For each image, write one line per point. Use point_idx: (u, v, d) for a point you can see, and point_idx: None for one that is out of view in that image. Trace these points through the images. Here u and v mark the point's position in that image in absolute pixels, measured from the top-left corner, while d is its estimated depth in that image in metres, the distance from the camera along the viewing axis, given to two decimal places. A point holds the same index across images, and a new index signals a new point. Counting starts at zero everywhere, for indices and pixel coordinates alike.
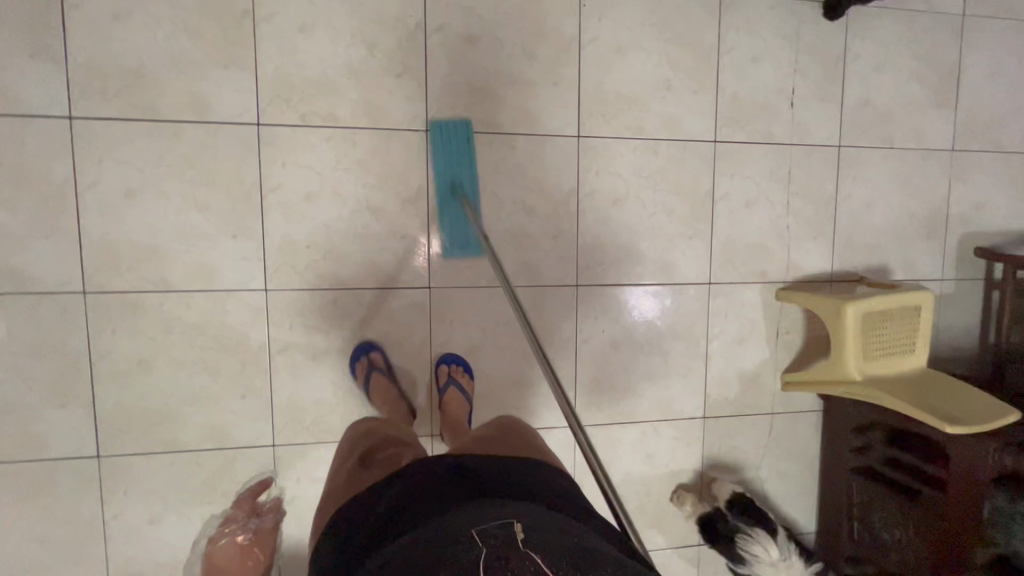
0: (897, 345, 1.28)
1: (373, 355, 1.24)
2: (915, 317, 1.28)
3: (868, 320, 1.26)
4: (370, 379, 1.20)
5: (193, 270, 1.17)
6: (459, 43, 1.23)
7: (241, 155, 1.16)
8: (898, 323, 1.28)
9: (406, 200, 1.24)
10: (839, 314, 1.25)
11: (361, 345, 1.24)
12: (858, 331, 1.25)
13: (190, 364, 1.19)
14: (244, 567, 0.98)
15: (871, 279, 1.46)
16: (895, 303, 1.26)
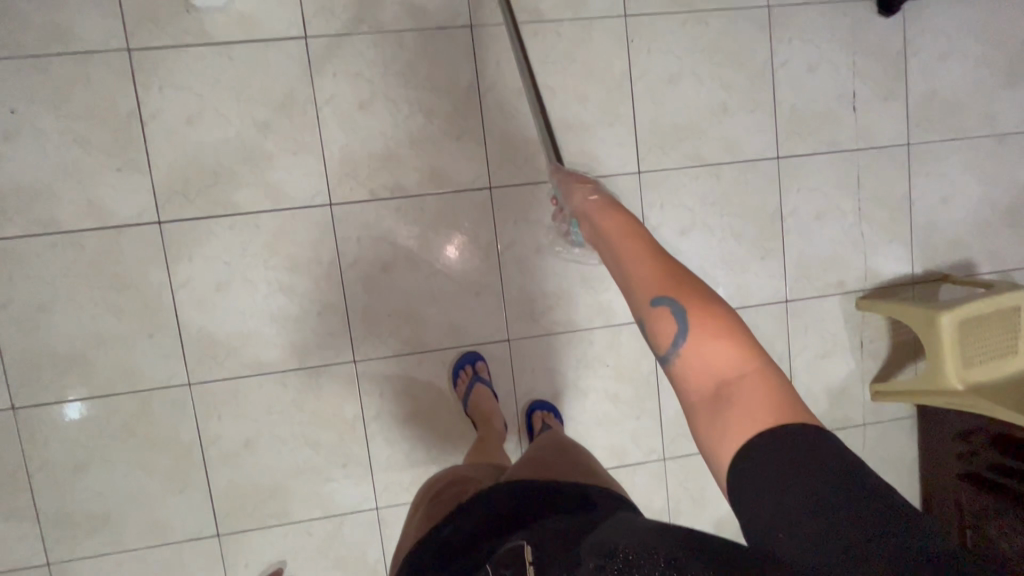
0: (1000, 349, 1.22)
1: (479, 365, 1.27)
2: (1016, 318, 1.22)
3: (966, 329, 1.21)
4: (473, 388, 1.23)
5: (285, 351, 1.22)
6: (511, 98, 1.24)
7: (317, 235, 1.21)
8: (999, 326, 1.22)
9: (476, 257, 1.26)
10: (934, 326, 1.21)
11: (468, 354, 1.27)
12: (956, 340, 1.20)
13: (292, 440, 1.24)
14: None
15: (957, 278, 1.40)
16: (993, 306, 1.20)
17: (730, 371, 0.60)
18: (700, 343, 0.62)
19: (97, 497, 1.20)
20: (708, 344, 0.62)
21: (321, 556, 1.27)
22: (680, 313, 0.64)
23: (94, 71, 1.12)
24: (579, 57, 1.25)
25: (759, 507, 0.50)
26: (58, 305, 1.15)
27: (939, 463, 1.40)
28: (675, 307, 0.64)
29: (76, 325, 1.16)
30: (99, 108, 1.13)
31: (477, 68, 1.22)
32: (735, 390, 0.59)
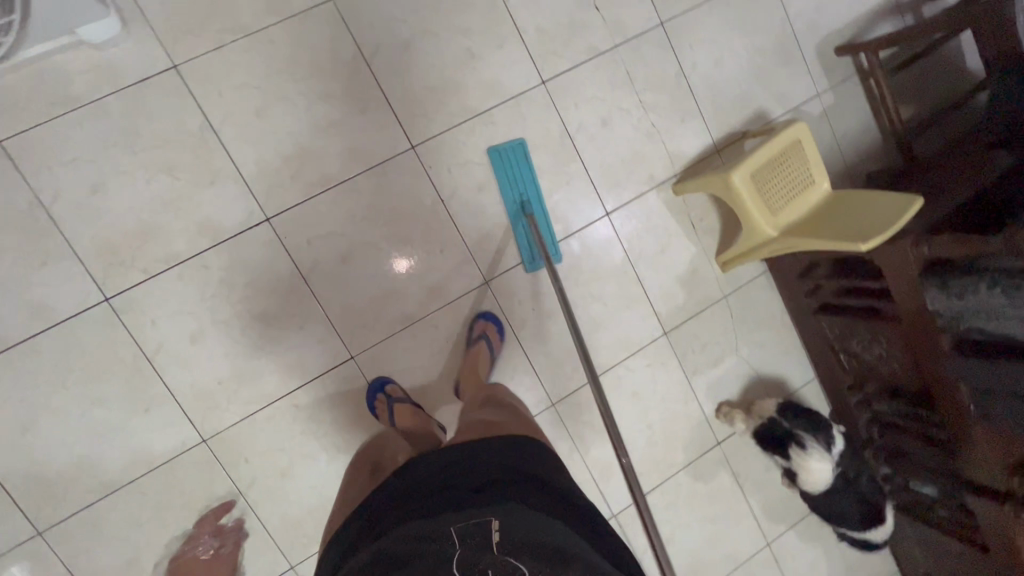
0: (796, 185, 1.28)
1: (389, 388, 1.24)
2: (799, 150, 1.28)
3: (760, 179, 1.25)
4: (391, 409, 1.18)
5: (128, 458, 1.16)
6: (250, 129, 1.17)
7: (109, 335, 1.13)
8: (789, 164, 1.27)
9: (285, 291, 1.21)
10: (730, 187, 1.24)
11: (376, 382, 1.25)
12: (754, 192, 1.25)
13: (175, 540, 1.19)
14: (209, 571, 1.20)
15: (760, 128, 1.43)
16: (776, 148, 1.25)
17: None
18: None
19: None
20: None
21: None
22: None
23: None
24: (302, 58, 1.19)
25: None
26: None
27: (799, 306, 1.48)
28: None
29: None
30: None
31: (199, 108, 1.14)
32: None
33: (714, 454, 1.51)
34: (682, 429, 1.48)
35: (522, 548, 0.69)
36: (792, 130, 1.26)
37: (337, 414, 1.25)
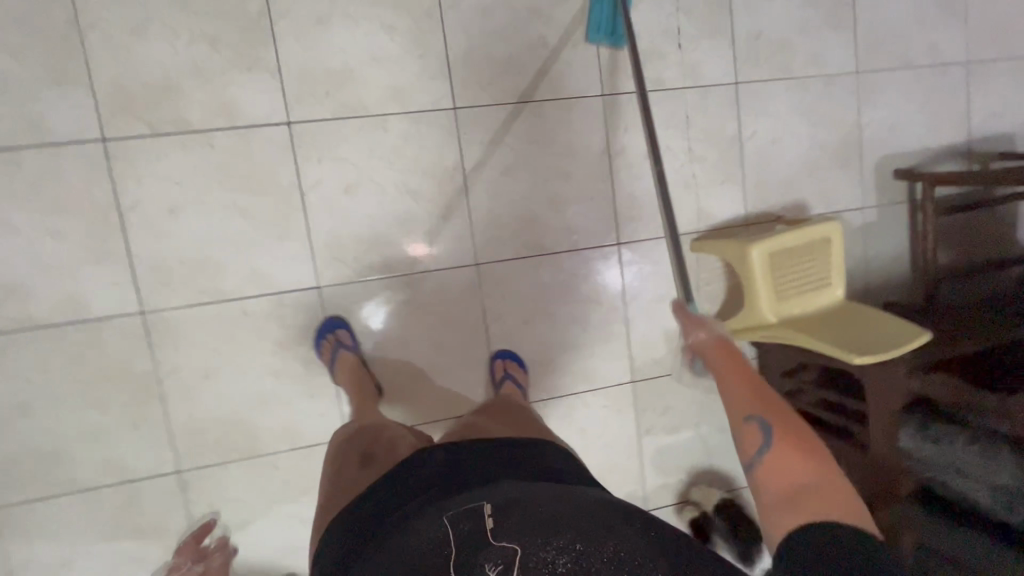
0: (837, 276, 1.25)
1: (508, 361, 1.30)
2: (824, 248, 1.25)
3: (813, 255, 1.24)
4: (503, 382, 1.25)
5: (245, 277, 1.18)
6: (468, 18, 1.21)
7: (276, 157, 1.17)
8: (804, 259, 1.24)
9: (442, 181, 1.24)
10: (745, 259, 1.22)
11: (499, 350, 1.32)
12: (821, 262, 1.25)
13: (255, 370, 1.21)
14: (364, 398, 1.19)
15: (920, 197, 1.47)
16: (791, 241, 1.23)
17: (818, 479, 0.62)
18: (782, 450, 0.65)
19: (45, 433, 1.14)
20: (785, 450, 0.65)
21: (290, 489, 1.25)
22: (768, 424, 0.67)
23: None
24: None
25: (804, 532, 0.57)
26: (210, 521, 1.18)
27: None
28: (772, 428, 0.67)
29: (231, 554, 1.15)
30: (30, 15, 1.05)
31: None
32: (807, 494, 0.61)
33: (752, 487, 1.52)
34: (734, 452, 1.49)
35: (523, 528, 0.66)
36: (822, 227, 1.23)
37: (441, 311, 1.28)
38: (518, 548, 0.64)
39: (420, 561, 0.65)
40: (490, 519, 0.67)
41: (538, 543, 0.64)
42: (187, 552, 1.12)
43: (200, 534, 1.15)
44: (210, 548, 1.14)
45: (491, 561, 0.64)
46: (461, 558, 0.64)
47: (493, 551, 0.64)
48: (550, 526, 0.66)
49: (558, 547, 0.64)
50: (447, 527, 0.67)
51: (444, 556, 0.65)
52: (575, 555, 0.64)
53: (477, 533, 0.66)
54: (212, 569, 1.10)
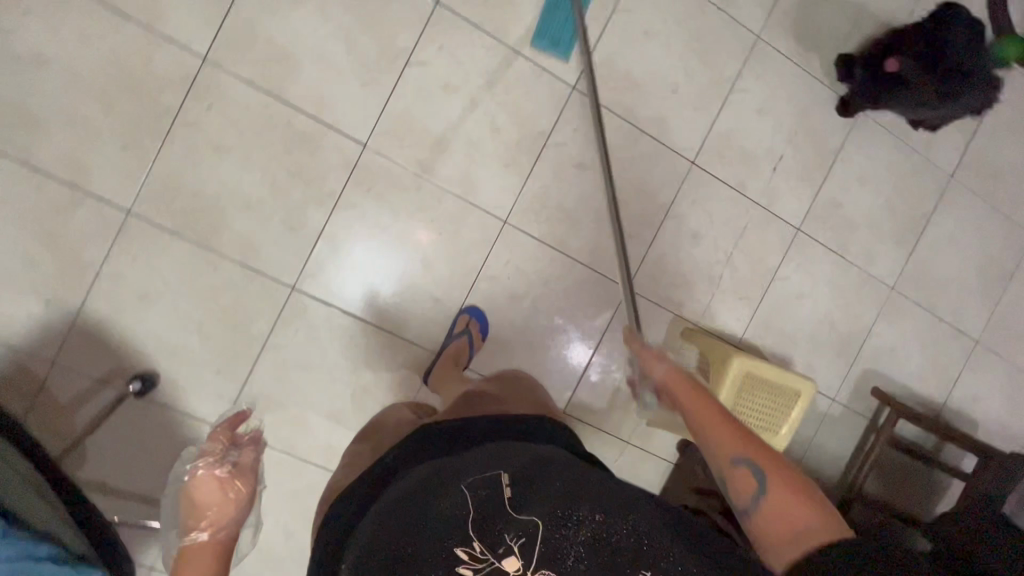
0: (786, 428, 1.28)
1: (474, 322, 1.27)
2: (791, 400, 1.28)
3: (776, 397, 1.28)
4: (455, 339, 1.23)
5: (311, 93, 1.18)
6: (631, 28, 1.30)
7: (407, 19, 1.20)
8: (768, 396, 1.27)
9: (524, 135, 1.28)
10: (725, 364, 1.26)
11: (473, 307, 1.29)
12: (781, 408, 1.28)
13: (260, 174, 1.18)
14: (221, 500, 0.87)
15: (881, 423, 1.52)
16: (769, 374, 1.26)
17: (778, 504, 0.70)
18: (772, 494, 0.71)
19: (37, 95, 1.09)
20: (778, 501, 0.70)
21: (210, 297, 1.19)
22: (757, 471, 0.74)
23: None
24: (706, 33, 1.33)
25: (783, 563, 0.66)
26: (246, 412, 0.99)
27: None
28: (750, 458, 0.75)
29: (261, 458, 0.94)
30: None
31: None
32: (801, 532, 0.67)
33: None
34: None
35: (523, 487, 0.71)
36: (798, 380, 1.27)
37: (448, 238, 1.28)
38: (536, 521, 0.68)
39: (439, 530, 0.68)
40: (507, 491, 0.71)
41: (561, 520, 0.68)
42: (220, 440, 0.92)
43: (230, 424, 0.95)
44: (244, 441, 0.94)
45: (511, 531, 0.67)
46: (479, 524, 0.68)
47: (508, 522, 0.68)
48: (565, 505, 0.69)
49: (578, 519, 0.68)
50: (466, 494, 0.71)
51: (462, 520, 0.69)
52: (595, 521, 0.68)
53: (495, 496, 0.70)
54: (241, 468, 0.91)
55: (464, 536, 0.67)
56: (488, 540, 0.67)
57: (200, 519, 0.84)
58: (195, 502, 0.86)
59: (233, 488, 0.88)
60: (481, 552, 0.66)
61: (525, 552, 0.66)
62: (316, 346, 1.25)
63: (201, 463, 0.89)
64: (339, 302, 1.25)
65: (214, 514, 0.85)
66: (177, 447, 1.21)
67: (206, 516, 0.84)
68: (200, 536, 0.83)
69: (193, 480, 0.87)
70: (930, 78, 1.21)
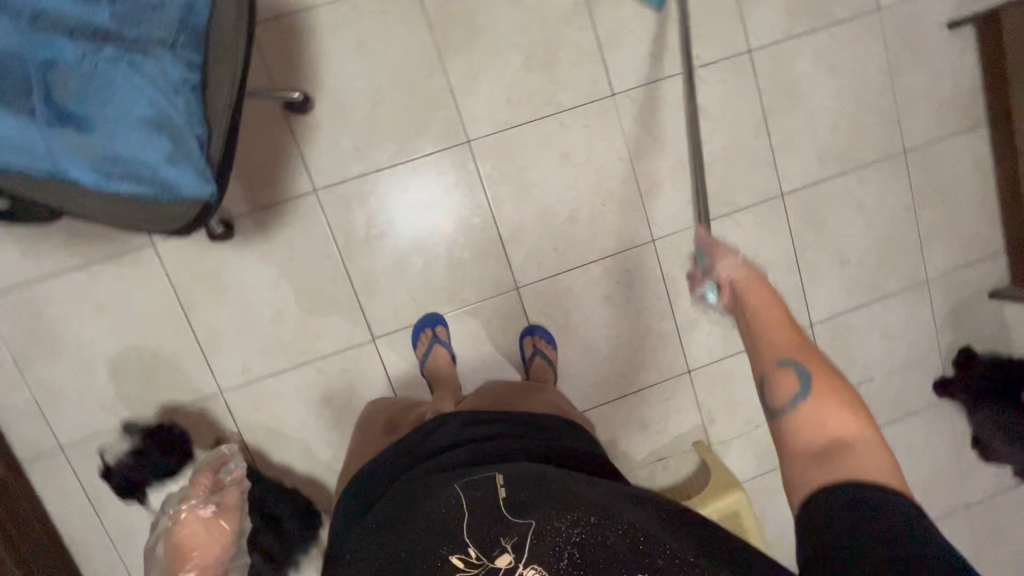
0: None
1: (535, 340, 1.28)
2: None
3: None
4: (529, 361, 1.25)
5: (612, 23, 1.24)
6: (854, 193, 1.39)
7: (720, 42, 1.29)
8: None
9: (720, 193, 1.34)
10: (726, 485, 1.25)
11: (527, 327, 1.30)
12: None
13: (525, 41, 1.22)
14: (210, 540, 1.02)
15: None
16: (748, 523, 1.23)
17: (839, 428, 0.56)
18: (817, 404, 0.58)
19: None
20: (829, 411, 0.58)
21: (404, 89, 1.20)
22: (810, 375, 0.60)
23: None
24: (896, 247, 1.43)
25: (827, 510, 0.51)
26: (226, 449, 1.18)
27: None
28: (807, 378, 0.60)
29: (241, 498, 1.11)
30: None
31: (877, 159, 1.39)
32: (849, 450, 0.55)
33: None
34: None
35: (513, 499, 0.68)
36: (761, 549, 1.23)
37: (602, 212, 1.30)
38: (532, 520, 0.65)
39: (430, 527, 0.67)
40: (503, 492, 0.68)
41: (560, 517, 0.64)
42: (203, 483, 1.10)
43: (213, 466, 1.14)
44: (226, 484, 1.11)
45: (505, 531, 0.65)
46: (472, 527, 0.66)
47: (501, 521, 0.66)
48: (565, 507, 0.66)
49: (574, 518, 0.64)
50: (459, 494, 0.69)
51: (455, 524, 0.67)
52: (589, 522, 0.64)
53: (484, 501, 0.68)
54: (223, 507, 1.07)
55: (455, 543, 0.65)
56: (484, 543, 0.64)
57: (185, 563, 0.98)
58: (181, 544, 1.01)
59: (215, 528, 1.03)
60: (477, 555, 0.64)
61: (519, 554, 0.62)
62: (436, 197, 1.25)
63: (187, 507, 1.05)
64: (486, 183, 1.26)
65: (199, 556, 1.00)
66: (267, 170, 1.19)
67: (192, 557, 0.99)
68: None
69: (179, 522, 1.03)
70: (1015, 425, 1.34)
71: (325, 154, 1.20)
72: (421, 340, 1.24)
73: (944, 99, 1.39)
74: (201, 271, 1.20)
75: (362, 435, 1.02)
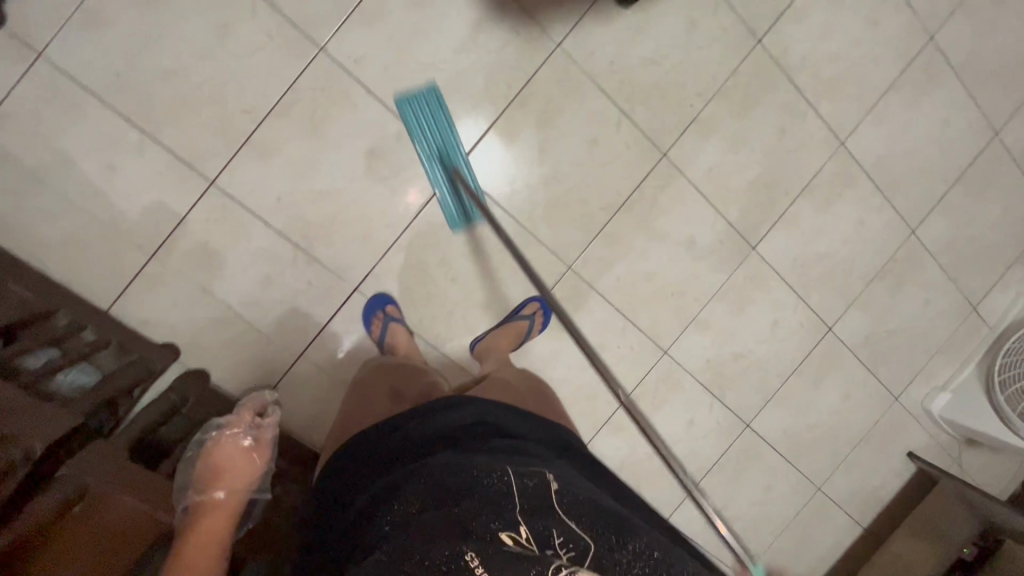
0: None
1: (535, 310, 1.28)
2: None
3: None
4: (512, 319, 1.25)
5: (799, 216, 1.42)
6: (773, 476, 1.58)
7: (825, 303, 1.50)
8: None
9: (725, 378, 1.48)
10: None
11: (541, 297, 1.30)
12: None
13: (757, 156, 1.36)
14: (244, 467, 0.98)
15: None
16: None
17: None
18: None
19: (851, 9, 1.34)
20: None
21: (675, 78, 1.28)
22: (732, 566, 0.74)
23: (987, 290, 1.61)
24: (755, 538, 1.60)
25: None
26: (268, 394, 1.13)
27: None
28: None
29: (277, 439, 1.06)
30: (973, 268, 1.58)
31: (805, 474, 1.60)
32: None
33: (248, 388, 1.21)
34: (311, 399, 1.23)
35: (574, 505, 0.63)
36: None
37: (664, 298, 1.39)
38: (590, 538, 0.59)
39: (478, 500, 0.61)
40: (555, 487, 0.65)
41: (613, 541, 0.60)
42: (244, 416, 1.04)
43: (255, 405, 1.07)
44: (264, 421, 1.05)
45: (559, 529, 0.59)
46: (526, 507, 0.61)
47: (555, 516, 0.60)
48: (620, 527, 0.62)
49: (633, 547, 0.60)
50: (509, 478, 0.64)
51: (506, 504, 0.61)
52: (650, 555, 0.59)
53: (540, 490, 0.63)
54: (260, 442, 1.02)
55: (509, 520, 0.59)
56: (537, 532, 0.59)
57: (216, 481, 0.94)
58: (215, 466, 0.95)
59: (249, 458, 0.99)
60: (526, 537, 0.58)
61: (576, 557, 0.57)
62: (605, 155, 1.28)
63: (226, 433, 1.00)
64: (638, 189, 1.32)
65: (232, 478, 0.96)
66: None
67: (224, 479, 0.95)
68: (216, 495, 0.93)
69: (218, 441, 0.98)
70: None
71: (592, 37, 1.22)
72: (374, 322, 1.20)
73: (865, 489, 1.66)
74: None
75: (362, 394, 1.04)
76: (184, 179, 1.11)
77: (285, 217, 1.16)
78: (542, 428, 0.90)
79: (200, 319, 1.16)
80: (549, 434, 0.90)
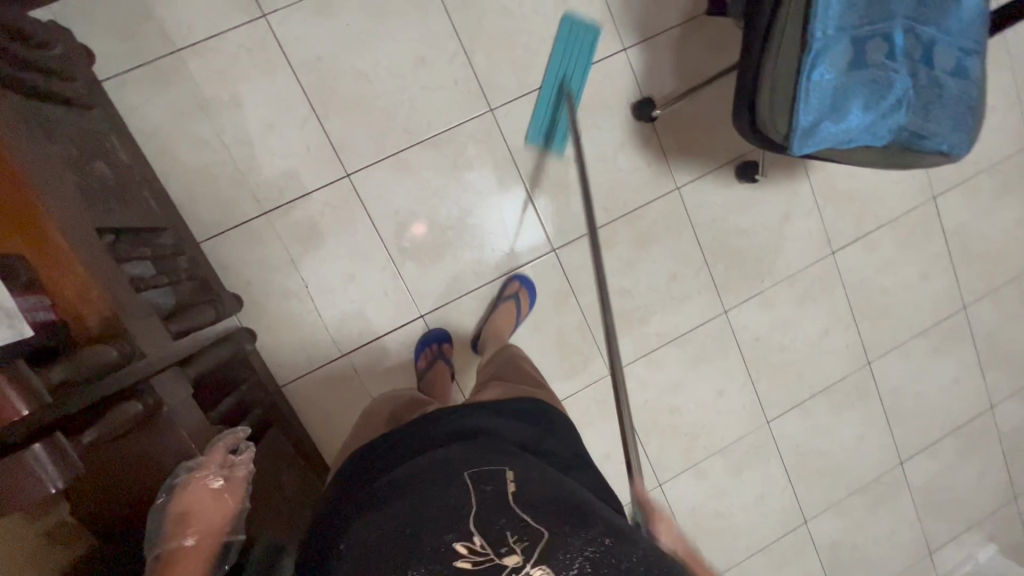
0: None
1: (514, 287, 1.28)
2: None
3: None
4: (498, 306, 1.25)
5: (814, 409, 1.55)
6: None
7: (808, 496, 1.59)
8: None
9: (699, 529, 1.52)
10: None
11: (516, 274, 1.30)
12: None
13: (798, 345, 1.51)
14: (211, 517, 0.75)
15: None
16: None
17: None
18: None
19: (911, 259, 1.55)
20: None
21: (759, 255, 1.44)
22: None
23: (946, 541, 1.72)
24: None
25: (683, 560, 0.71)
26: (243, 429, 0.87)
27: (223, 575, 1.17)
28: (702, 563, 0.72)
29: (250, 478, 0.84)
30: (940, 517, 1.70)
31: None
32: None
33: (284, 364, 1.22)
34: (335, 398, 1.24)
35: (533, 505, 0.63)
36: None
37: (677, 434, 1.46)
38: (545, 528, 0.60)
39: (435, 508, 0.63)
40: (514, 487, 0.65)
41: (567, 531, 0.60)
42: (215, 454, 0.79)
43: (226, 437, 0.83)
44: (237, 460, 0.82)
45: (516, 529, 0.60)
46: (480, 513, 0.62)
47: (512, 518, 0.61)
48: (573, 515, 0.62)
49: (586, 536, 0.60)
50: (468, 487, 0.65)
51: (464, 512, 0.62)
52: (603, 543, 0.59)
53: (497, 495, 0.64)
54: (234, 482, 0.79)
55: (463, 529, 0.60)
56: (490, 535, 0.60)
57: (182, 526, 0.72)
58: (184, 511, 0.72)
59: (220, 504, 0.76)
60: (479, 543, 0.59)
61: (528, 552, 0.58)
62: (677, 291, 1.41)
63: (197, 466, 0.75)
64: (693, 330, 1.43)
65: (201, 523, 0.74)
66: (691, 147, 1.37)
67: (193, 524, 0.73)
68: (183, 544, 0.71)
69: (188, 486, 0.73)
70: None
71: (706, 194, 1.39)
72: (424, 354, 1.25)
73: None
74: (600, 93, 1.30)
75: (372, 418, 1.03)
76: (327, 162, 1.19)
77: (393, 229, 1.23)
78: (520, 417, 0.86)
79: (275, 284, 1.19)
80: (530, 426, 0.86)
